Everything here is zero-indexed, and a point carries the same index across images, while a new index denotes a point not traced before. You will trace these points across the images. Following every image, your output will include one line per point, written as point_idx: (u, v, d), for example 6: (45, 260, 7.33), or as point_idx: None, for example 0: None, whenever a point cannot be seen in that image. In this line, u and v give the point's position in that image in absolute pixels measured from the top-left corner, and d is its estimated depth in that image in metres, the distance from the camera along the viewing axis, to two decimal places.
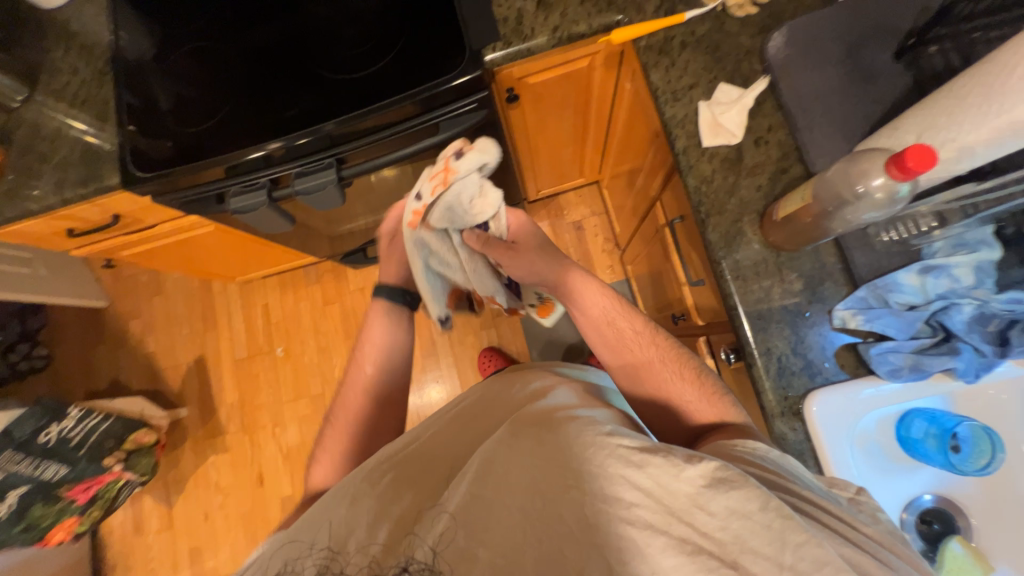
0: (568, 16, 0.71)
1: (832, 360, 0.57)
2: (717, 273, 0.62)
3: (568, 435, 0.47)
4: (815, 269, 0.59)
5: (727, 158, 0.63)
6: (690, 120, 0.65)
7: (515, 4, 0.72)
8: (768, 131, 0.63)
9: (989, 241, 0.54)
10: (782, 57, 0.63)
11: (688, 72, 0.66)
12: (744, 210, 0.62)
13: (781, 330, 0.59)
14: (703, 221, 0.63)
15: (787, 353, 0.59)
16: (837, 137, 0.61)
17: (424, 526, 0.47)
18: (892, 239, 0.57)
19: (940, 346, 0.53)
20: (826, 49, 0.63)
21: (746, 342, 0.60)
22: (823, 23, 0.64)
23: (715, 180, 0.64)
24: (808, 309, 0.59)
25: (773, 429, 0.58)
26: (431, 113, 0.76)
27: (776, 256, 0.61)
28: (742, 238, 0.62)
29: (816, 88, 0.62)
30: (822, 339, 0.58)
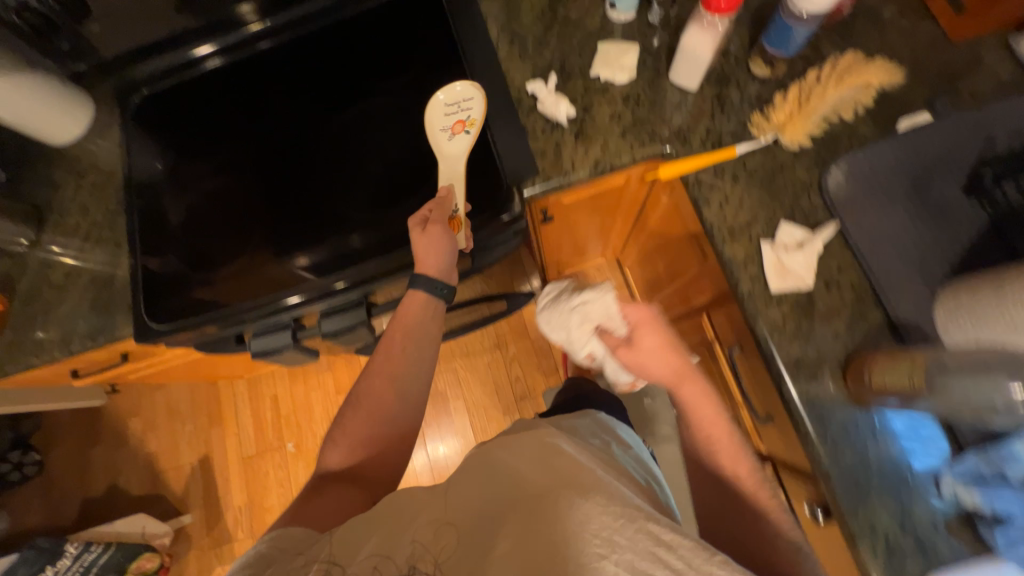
0: (610, 148, 0.68)
1: (946, 537, 0.52)
2: (801, 432, 0.57)
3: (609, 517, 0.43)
4: (911, 429, 0.54)
5: (798, 303, 0.59)
6: (752, 261, 0.61)
7: (551, 138, 0.70)
8: (838, 273, 0.59)
9: None
10: (842, 194, 0.61)
11: (744, 208, 0.63)
12: (823, 362, 0.57)
13: (885, 502, 0.54)
14: (778, 373, 0.58)
15: (896, 531, 0.53)
16: (917, 280, 0.57)
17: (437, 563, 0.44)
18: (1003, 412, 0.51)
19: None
20: (888, 183, 0.60)
21: (845, 516, 0.54)
22: (881, 156, 0.61)
23: (787, 327, 0.59)
24: (910, 476, 0.54)
25: None
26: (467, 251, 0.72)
27: (866, 415, 0.56)
28: (823, 392, 0.57)
29: (883, 227, 0.59)
30: (932, 512, 0.53)
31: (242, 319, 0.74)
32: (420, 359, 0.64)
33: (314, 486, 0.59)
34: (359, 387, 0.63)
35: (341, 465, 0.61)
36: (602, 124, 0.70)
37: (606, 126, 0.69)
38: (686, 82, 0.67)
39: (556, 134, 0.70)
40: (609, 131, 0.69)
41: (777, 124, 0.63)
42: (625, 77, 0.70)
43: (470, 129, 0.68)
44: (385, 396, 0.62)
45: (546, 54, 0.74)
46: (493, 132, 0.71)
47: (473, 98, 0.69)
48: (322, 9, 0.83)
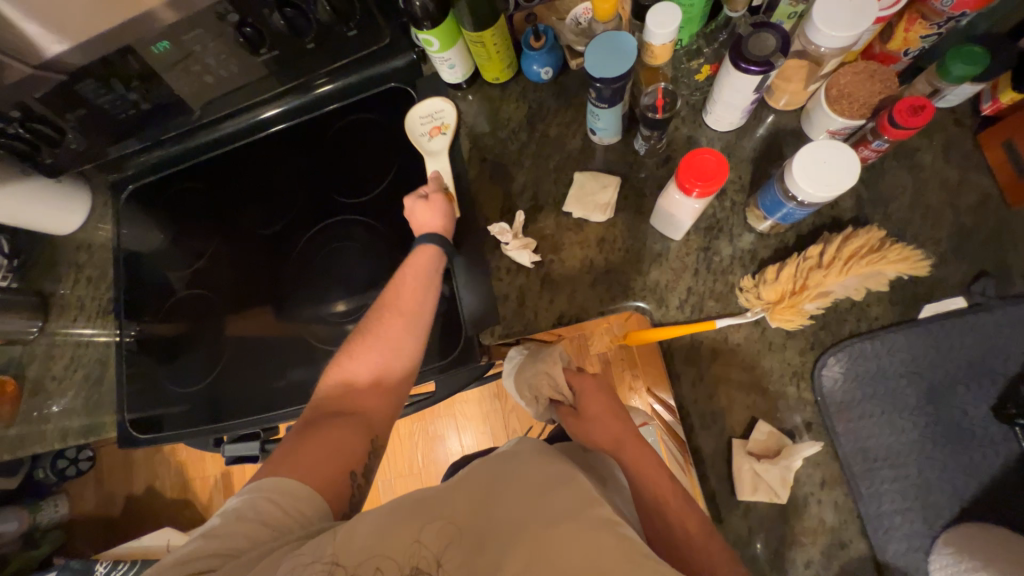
0: (578, 299, 0.62)
1: None
2: None
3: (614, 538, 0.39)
4: None
5: (769, 515, 0.53)
6: (722, 457, 0.55)
7: (516, 281, 0.64)
8: (821, 487, 0.52)
9: None
10: (840, 395, 0.53)
11: (719, 391, 0.56)
12: None
13: None
14: None
15: None
16: (913, 513, 0.50)
17: None
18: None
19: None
20: (900, 389, 0.52)
21: None
22: (895, 352, 0.53)
23: (754, 542, 0.53)
24: None
25: None
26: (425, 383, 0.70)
27: None
28: None
29: (884, 442, 0.51)
30: None
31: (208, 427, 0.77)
32: (399, 349, 0.61)
33: (308, 420, 0.57)
34: (343, 364, 0.61)
35: (335, 392, 0.59)
36: (572, 270, 0.63)
37: (576, 273, 0.63)
38: (666, 231, 0.59)
39: (520, 278, 0.64)
40: (578, 279, 0.63)
41: (766, 301, 0.55)
42: (600, 216, 0.62)
43: (446, 133, 0.70)
44: (391, 361, 0.61)
45: (518, 178, 0.68)
46: (455, 270, 0.67)
47: (448, 109, 0.71)
48: (361, 82, 0.78)
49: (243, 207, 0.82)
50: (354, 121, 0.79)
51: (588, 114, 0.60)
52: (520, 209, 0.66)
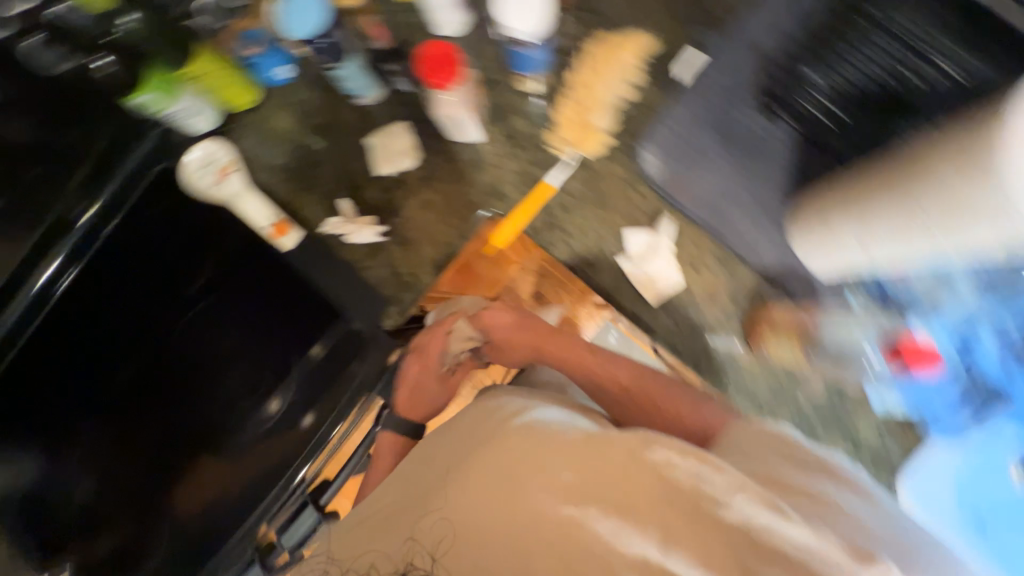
0: (443, 239, 0.70)
1: (890, 435, 0.60)
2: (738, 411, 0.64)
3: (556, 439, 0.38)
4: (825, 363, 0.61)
5: (677, 299, 0.64)
6: (623, 281, 0.65)
7: (387, 257, 0.70)
8: (695, 253, 0.64)
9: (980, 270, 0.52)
10: (665, 174, 0.63)
11: (587, 233, 0.66)
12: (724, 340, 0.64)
13: (833, 432, 0.61)
14: (698, 369, 0.64)
15: (854, 452, 0.61)
16: (761, 220, 0.62)
17: None
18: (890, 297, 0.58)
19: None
20: (699, 141, 0.63)
21: None
22: (681, 120, 0.63)
23: (680, 325, 0.64)
24: (843, 402, 0.62)
25: None
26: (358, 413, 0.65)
27: (782, 373, 0.63)
28: (740, 365, 0.63)
29: (713, 185, 0.63)
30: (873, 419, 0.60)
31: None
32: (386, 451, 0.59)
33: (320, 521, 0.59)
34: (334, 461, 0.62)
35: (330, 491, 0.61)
36: (424, 221, 0.70)
37: (428, 220, 0.70)
38: (468, 138, 0.68)
39: (387, 251, 0.70)
40: (439, 223, 0.70)
41: (571, 139, 0.65)
42: (415, 159, 0.70)
43: (238, 170, 0.71)
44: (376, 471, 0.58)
45: (337, 178, 0.72)
46: (344, 284, 0.71)
47: (220, 148, 0.71)
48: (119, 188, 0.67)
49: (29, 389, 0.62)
50: (119, 220, 0.67)
51: (339, 78, 0.66)
52: (342, 197, 0.71)
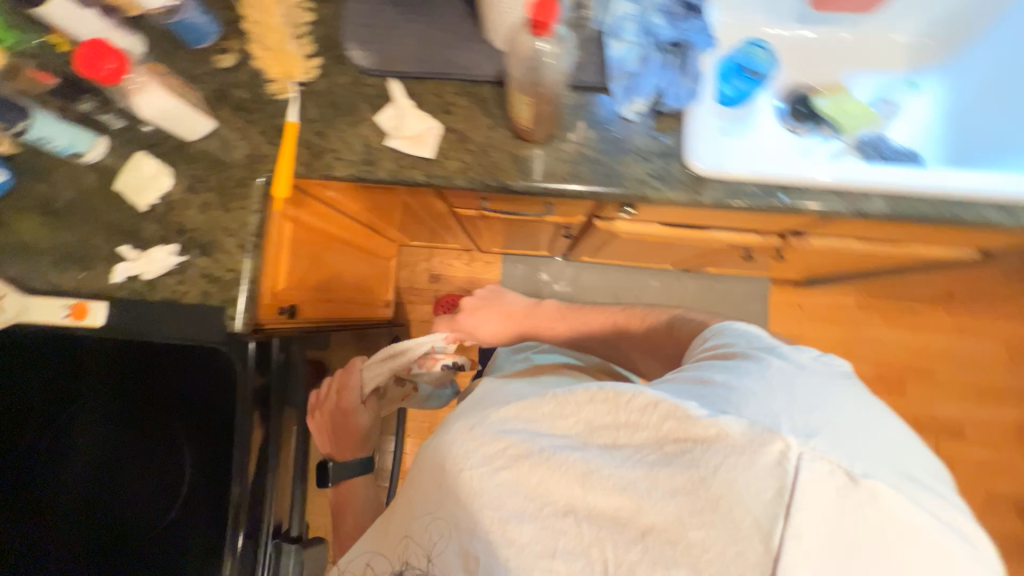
0: (237, 221, 0.71)
1: (660, 133, 0.69)
2: (549, 192, 0.70)
3: (496, 444, 0.56)
4: (581, 114, 0.70)
5: (448, 142, 0.70)
6: (401, 157, 0.70)
7: (200, 267, 0.70)
8: (438, 99, 0.71)
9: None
10: (375, 57, 0.71)
11: (350, 140, 0.71)
12: (503, 148, 0.70)
13: (623, 159, 0.70)
14: (499, 183, 0.70)
15: (647, 163, 0.69)
16: (464, 45, 0.71)
17: (433, 540, 0.59)
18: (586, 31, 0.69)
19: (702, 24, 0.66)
20: (384, 19, 0.72)
21: (624, 191, 0.69)
22: (361, 12, 0.72)
23: (464, 159, 0.70)
24: (613, 132, 0.70)
25: (705, 195, 0.69)
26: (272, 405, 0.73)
27: (558, 141, 0.70)
28: (526, 157, 0.70)
29: (415, 43, 0.71)
30: (639, 130, 0.70)
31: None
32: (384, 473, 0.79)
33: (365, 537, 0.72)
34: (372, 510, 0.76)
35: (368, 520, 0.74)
36: (213, 219, 0.71)
37: (215, 216, 0.71)
38: (200, 129, 0.70)
39: (197, 263, 0.70)
40: (228, 212, 0.71)
41: (286, 77, 0.71)
42: (168, 177, 0.70)
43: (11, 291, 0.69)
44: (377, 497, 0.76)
45: (111, 235, 0.70)
46: (178, 315, 0.69)
47: None
48: None
49: (34, 495, 0.64)
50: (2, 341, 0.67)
51: (44, 141, 0.66)
52: (123, 246, 0.70)
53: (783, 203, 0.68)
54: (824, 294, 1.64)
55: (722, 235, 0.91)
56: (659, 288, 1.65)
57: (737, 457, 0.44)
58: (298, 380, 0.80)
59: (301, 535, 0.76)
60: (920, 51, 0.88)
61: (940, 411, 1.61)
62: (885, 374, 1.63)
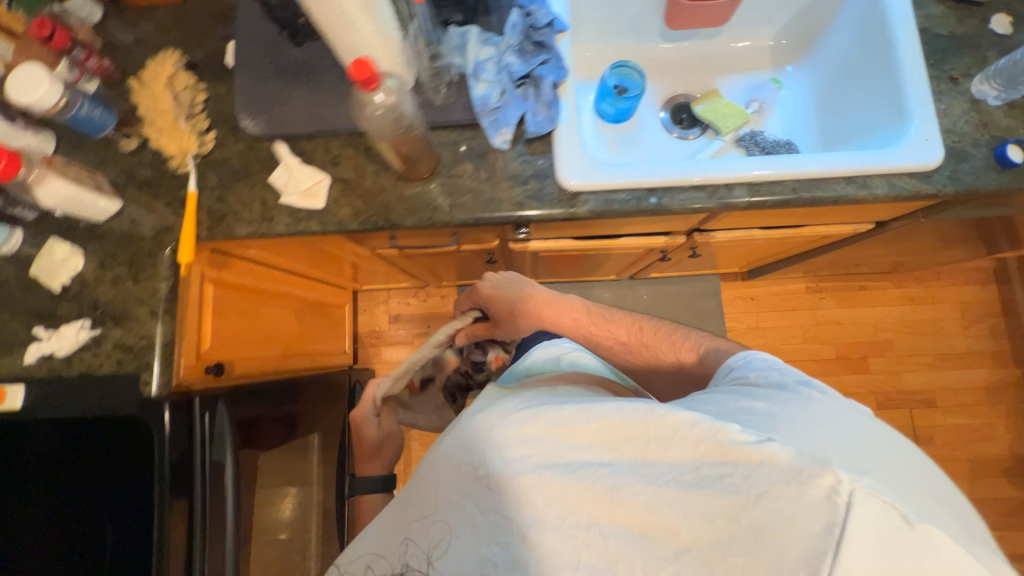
0: (148, 290, 0.75)
1: (533, 157, 0.75)
2: (437, 224, 0.75)
3: (529, 454, 0.54)
4: (459, 150, 0.76)
5: (338, 191, 0.75)
6: (296, 211, 0.75)
7: (115, 338, 0.73)
8: (325, 153, 0.76)
9: (464, 31, 0.74)
10: (265, 124, 0.77)
11: (249, 201, 0.76)
12: (390, 189, 0.75)
13: (501, 185, 0.75)
14: (389, 222, 0.74)
15: (524, 186, 0.74)
16: (346, 102, 0.77)
17: (427, 542, 0.59)
18: (450, 78, 0.75)
19: (548, 55, 0.73)
20: (271, 89, 0.78)
21: (504, 215, 0.74)
22: (250, 85, 0.78)
23: (355, 205, 0.75)
24: (490, 162, 0.75)
25: (581, 208, 0.74)
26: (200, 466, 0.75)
27: (440, 177, 0.75)
28: (412, 195, 0.75)
29: (301, 107, 0.77)
30: (513, 157, 0.75)
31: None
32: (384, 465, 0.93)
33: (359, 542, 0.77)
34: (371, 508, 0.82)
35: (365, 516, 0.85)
36: (126, 291, 0.75)
37: (127, 287, 0.75)
38: (108, 208, 0.75)
39: (111, 334, 0.73)
40: (138, 282, 0.75)
41: (184, 152, 0.76)
42: (79, 258, 0.75)
43: None
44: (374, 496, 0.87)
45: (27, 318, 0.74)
46: (91, 388, 0.71)
47: None
48: None
49: None
50: None
51: None
52: (39, 326, 0.73)
53: (653, 205, 0.73)
54: (775, 283, 1.67)
55: (628, 240, 0.96)
56: (613, 299, 1.68)
57: (785, 486, 0.43)
58: (230, 437, 0.80)
59: None
60: (779, 51, 0.96)
61: (909, 383, 1.62)
62: (850, 354, 1.64)
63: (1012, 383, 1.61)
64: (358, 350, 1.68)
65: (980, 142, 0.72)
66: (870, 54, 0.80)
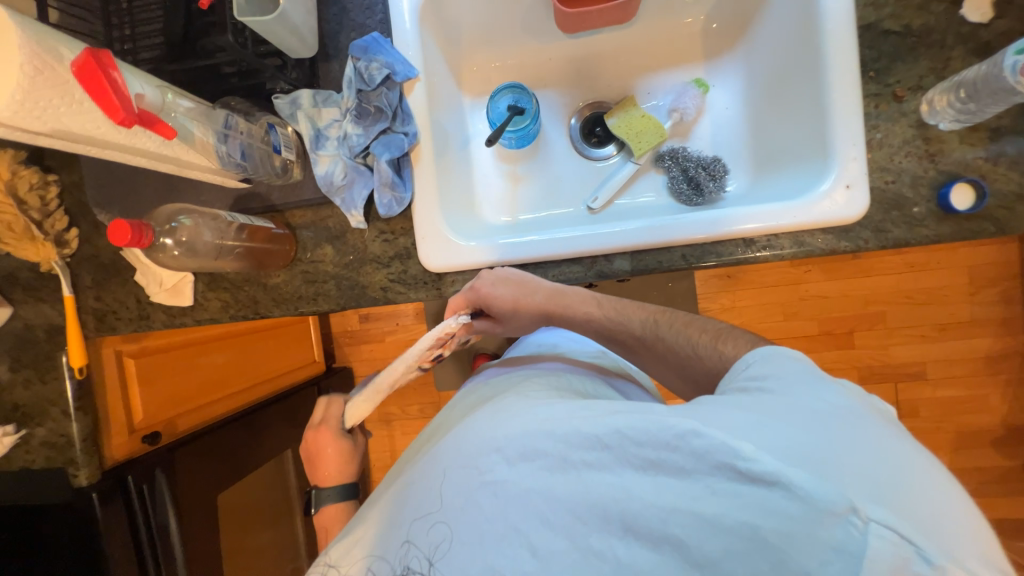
0: (55, 396, 0.79)
1: (395, 235, 0.68)
2: (306, 313, 0.72)
3: (510, 447, 0.47)
4: (317, 231, 0.70)
5: (205, 284, 0.73)
6: (169, 307, 0.74)
7: (37, 440, 0.79)
8: None
9: (294, 96, 0.64)
10: (120, 216, 0.73)
11: (125, 299, 0.76)
12: (255, 279, 0.71)
13: (364, 269, 0.69)
14: (259, 314, 0.73)
15: (387, 270, 0.69)
16: (194, 185, 0.71)
17: (410, 533, 0.48)
18: (290, 156, 0.65)
19: (389, 123, 0.63)
20: (119, 176, 0.73)
21: (371, 301, 0.70)
22: (96, 173, 0.73)
23: (223, 298, 0.73)
24: (349, 243, 0.69)
25: (449, 290, 0.68)
26: (146, 527, 0.87)
27: (301, 262, 0.71)
28: (276, 285, 0.71)
29: (151, 194, 0.72)
30: (373, 236, 0.68)
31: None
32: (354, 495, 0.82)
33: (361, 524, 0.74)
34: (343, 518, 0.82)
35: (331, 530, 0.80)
36: (35, 394, 0.79)
37: (35, 391, 0.79)
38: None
39: (32, 437, 0.79)
40: (47, 384, 0.79)
41: (47, 258, 0.73)
42: None
43: None
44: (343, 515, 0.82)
45: None
46: (33, 481, 0.80)
47: None
48: None
49: None
50: None
51: None
52: None
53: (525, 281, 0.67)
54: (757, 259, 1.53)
55: None
56: None
57: (796, 523, 0.35)
58: (171, 495, 0.92)
59: None
60: (711, 37, 0.78)
61: (897, 357, 1.52)
62: (834, 328, 1.54)
63: (1018, 350, 1.48)
64: (333, 350, 1.75)
65: (921, 181, 0.59)
66: (802, 59, 0.64)
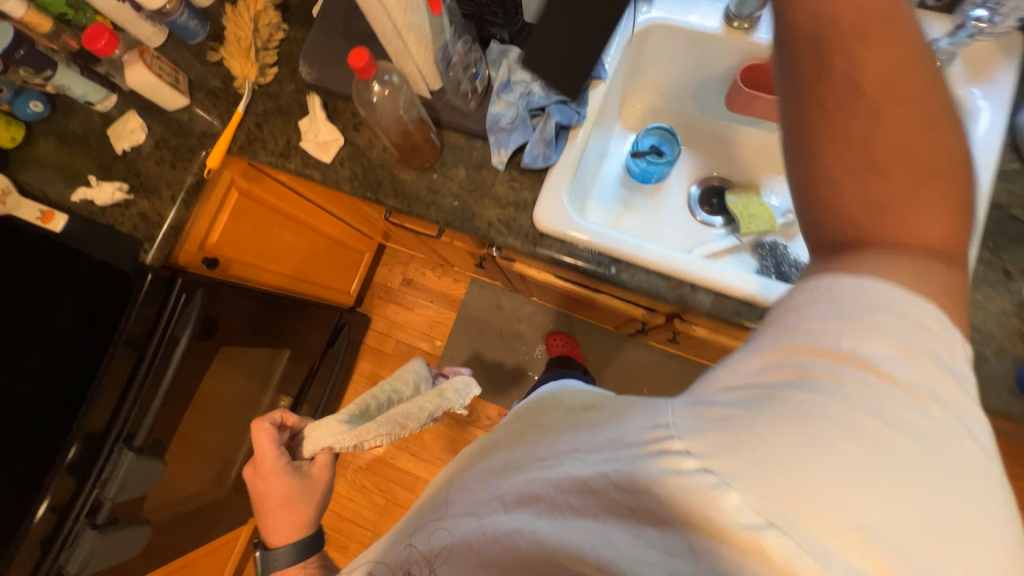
0: (174, 182, 0.89)
1: (524, 187, 0.76)
2: (413, 214, 0.79)
3: (556, 495, 0.43)
4: (462, 155, 0.79)
5: (348, 155, 0.82)
6: (309, 159, 0.83)
7: (138, 209, 0.89)
8: (354, 120, 0.83)
9: (505, 48, 0.77)
10: (318, 74, 0.85)
11: (278, 135, 0.86)
12: (390, 168, 0.81)
13: (484, 202, 0.77)
14: (376, 198, 0.80)
15: (502, 211, 0.76)
16: None
17: (424, 541, 0.53)
18: (477, 88, 0.78)
19: (568, 98, 0.73)
20: (335, 47, 0.86)
21: (474, 229, 0.76)
22: (320, 37, 0.87)
23: (356, 171, 0.82)
24: (483, 176, 0.78)
25: (542, 252, 0.74)
26: (162, 329, 0.90)
27: (434, 172, 0.79)
28: (404, 181, 0.80)
29: (351, 70, 0.85)
30: (505, 179, 0.77)
31: (59, 546, 0.81)
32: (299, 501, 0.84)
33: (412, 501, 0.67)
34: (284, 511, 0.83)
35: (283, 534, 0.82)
36: (160, 173, 0.89)
37: (162, 170, 0.90)
38: (174, 103, 0.88)
39: (136, 205, 0.89)
40: (175, 169, 0.89)
41: (244, 77, 0.87)
42: (141, 134, 0.90)
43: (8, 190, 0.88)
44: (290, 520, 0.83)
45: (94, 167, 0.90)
46: (114, 239, 0.89)
47: None
48: None
49: None
50: None
51: (66, 88, 0.87)
52: (94, 175, 0.90)
53: (611, 274, 0.72)
54: None
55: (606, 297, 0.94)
56: (607, 348, 1.63)
57: None
58: (196, 319, 0.93)
59: (147, 455, 0.88)
60: None
61: None
62: None
63: None
64: (366, 296, 1.81)
65: (1006, 353, 0.61)
66: None
